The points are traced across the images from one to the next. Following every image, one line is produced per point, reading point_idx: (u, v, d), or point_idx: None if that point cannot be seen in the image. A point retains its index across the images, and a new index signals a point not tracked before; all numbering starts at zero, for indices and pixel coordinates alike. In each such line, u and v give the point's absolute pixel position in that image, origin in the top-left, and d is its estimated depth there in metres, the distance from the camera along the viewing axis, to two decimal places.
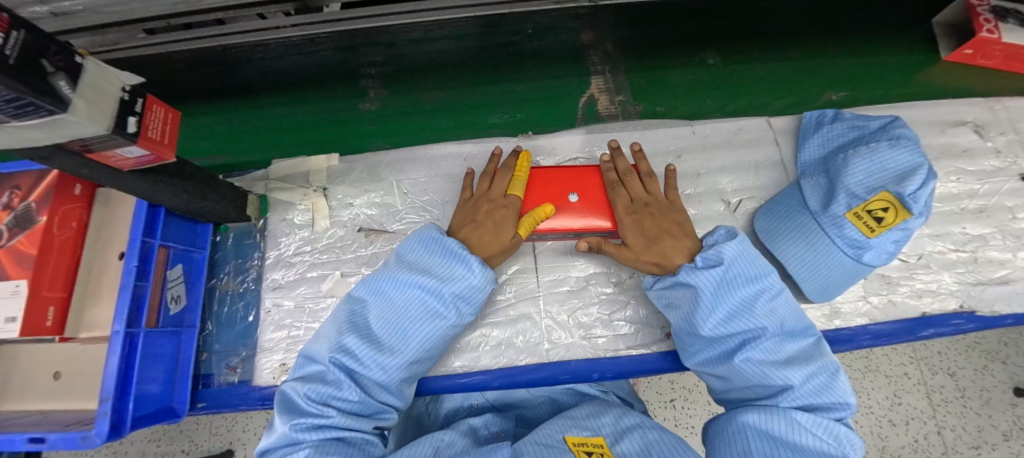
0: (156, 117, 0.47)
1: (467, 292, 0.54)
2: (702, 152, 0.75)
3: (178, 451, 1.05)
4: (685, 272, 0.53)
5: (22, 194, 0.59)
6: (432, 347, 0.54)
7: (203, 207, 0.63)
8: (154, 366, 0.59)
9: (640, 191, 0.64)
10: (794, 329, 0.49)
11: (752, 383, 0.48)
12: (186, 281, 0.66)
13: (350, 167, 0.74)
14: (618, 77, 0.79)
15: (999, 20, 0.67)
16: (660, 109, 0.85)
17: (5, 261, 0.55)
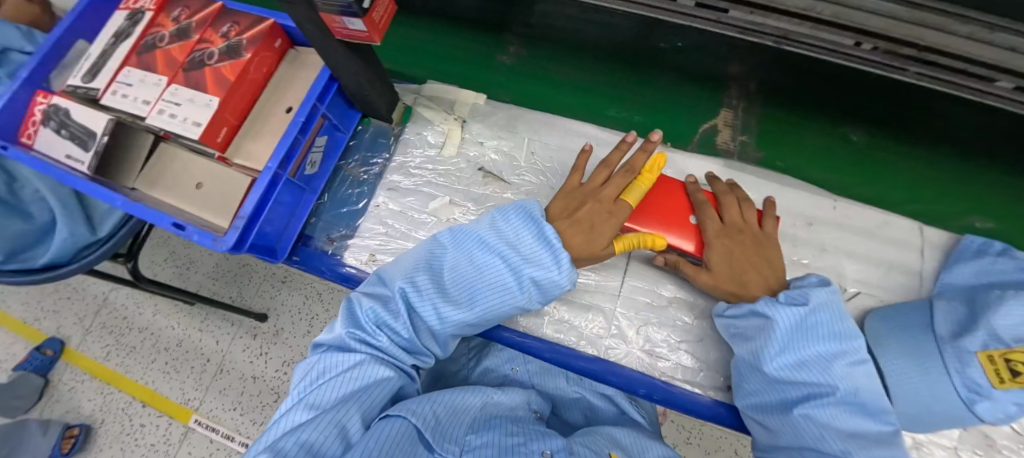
0: (382, 3, 0.52)
1: (547, 281, 0.54)
2: (835, 228, 0.71)
3: (226, 296, 1.17)
4: (765, 303, 0.51)
5: (239, 30, 0.69)
6: (491, 316, 0.56)
7: (367, 94, 0.69)
8: (278, 210, 0.66)
9: (731, 216, 0.59)
10: (869, 405, 0.45)
11: (805, 444, 0.44)
12: (325, 153, 0.73)
13: (491, 111, 0.79)
14: (748, 117, 0.85)
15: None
16: (780, 165, 0.82)
17: (210, 78, 0.66)
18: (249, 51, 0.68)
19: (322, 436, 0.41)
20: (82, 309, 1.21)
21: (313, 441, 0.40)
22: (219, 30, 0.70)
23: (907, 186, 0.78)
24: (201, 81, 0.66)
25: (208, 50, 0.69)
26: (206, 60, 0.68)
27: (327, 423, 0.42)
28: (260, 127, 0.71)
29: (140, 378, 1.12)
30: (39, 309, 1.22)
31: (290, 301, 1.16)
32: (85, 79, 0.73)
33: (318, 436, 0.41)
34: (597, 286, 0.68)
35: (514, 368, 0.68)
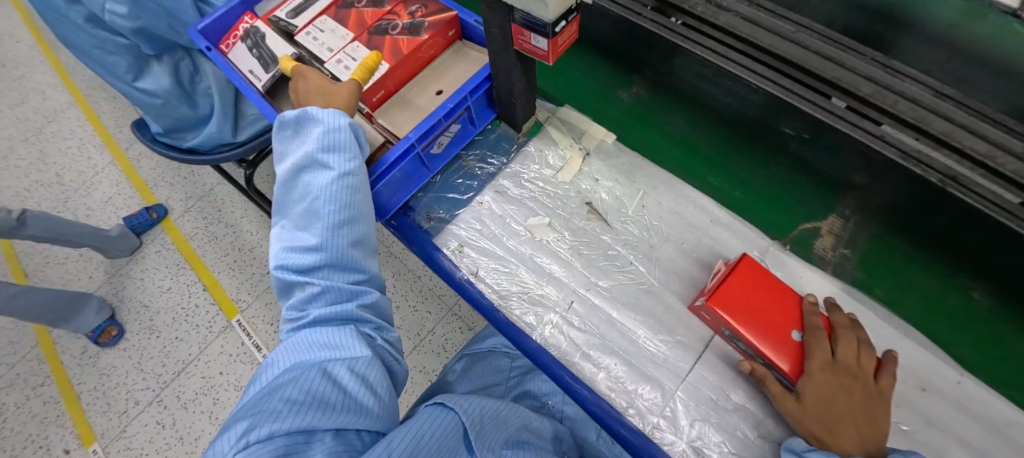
0: (569, 31, 0.54)
1: (330, 136, 0.54)
2: (950, 404, 0.62)
3: None
4: None
5: (426, 12, 0.76)
6: (346, 204, 0.51)
7: (511, 101, 0.73)
8: (400, 178, 0.71)
9: (845, 356, 0.54)
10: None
11: None
12: (454, 140, 0.77)
13: (616, 153, 0.81)
14: (858, 233, 0.73)
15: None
16: (875, 292, 0.72)
17: (389, 46, 0.74)
18: (427, 33, 0.75)
19: (320, 385, 0.37)
20: (191, 189, 1.37)
21: (313, 389, 0.36)
22: (408, 8, 0.78)
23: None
24: (379, 46, 0.74)
25: (394, 22, 0.76)
26: (390, 30, 0.75)
27: (319, 377, 0.38)
28: (409, 99, 0.78)
29: (213, 267, 1.25)
30: (159, 177, 1.39)
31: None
32: (289, 14, 0.84)
33: (315, 386, 0.36)
34: (664, 360, 0.65)
35: (551, 402, 0.69)
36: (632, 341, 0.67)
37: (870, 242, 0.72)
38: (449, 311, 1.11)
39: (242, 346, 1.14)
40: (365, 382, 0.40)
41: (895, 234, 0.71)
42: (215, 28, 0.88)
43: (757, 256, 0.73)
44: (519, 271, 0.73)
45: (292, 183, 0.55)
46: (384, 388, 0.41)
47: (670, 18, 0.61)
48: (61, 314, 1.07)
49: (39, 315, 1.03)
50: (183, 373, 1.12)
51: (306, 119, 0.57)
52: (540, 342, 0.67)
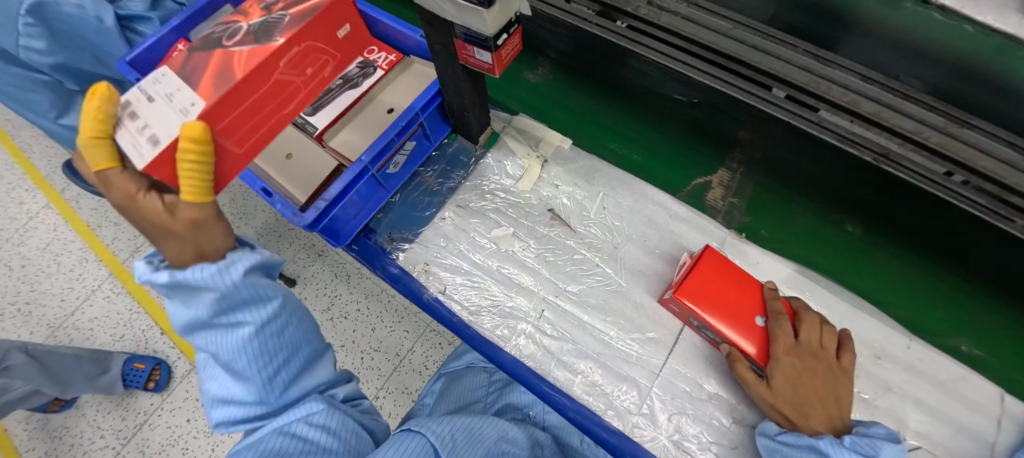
0: (512, 43, 0.55)
1: (229, 300, 0.35)
2: (903, 369, 0.66)
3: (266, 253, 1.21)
4: (828, 442, 0.48)
5: (285, 4, 0.53)
6: (275, 349, 0.38)
7: (465, 115, 0.73)
8: (356, 201, 0.70)
9: (806, 335, 0.56)
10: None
11: None
12: (410, 157, 0.76)
13: (574, 158, 0.82)
14: (745, 182, 0.76)
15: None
16: (763, 234, 0.76)
17: (212, 69, 0.45)
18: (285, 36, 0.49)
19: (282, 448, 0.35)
20: (137, 228, 1.28)
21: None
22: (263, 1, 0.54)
23: (892, 294, 0.70)
24: (200, 68, 0.45)
25: (236, 26, 0.51)
26: (223, 41, 0.48)
27: (277, 435, 0.36)
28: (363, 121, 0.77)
29: None
30: (101, 218, 1.30)
31: (315, 269, 1.17)
32: None
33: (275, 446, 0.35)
34: (638, 358, 0.66)
35: (532, 413, 0.67)
36: (606, 344, 0.67)
37: (754, 190, 0.76)
38: (426, 329, 1.09)
39: (206, 390, 1.08)
40: (327, 427, 0.38)
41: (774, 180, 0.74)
42: (146, 58, 0.83)
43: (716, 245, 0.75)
44: (488, 284, 0.72)
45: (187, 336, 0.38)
46: (348, 426, 0.40)
47: (615, 23, 0.62)
48: (67, 382, 0.96)
49: (38, 381, 0.91)
50: (143, 426, 1.05)
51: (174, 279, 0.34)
52: (515, 355, 0.67)
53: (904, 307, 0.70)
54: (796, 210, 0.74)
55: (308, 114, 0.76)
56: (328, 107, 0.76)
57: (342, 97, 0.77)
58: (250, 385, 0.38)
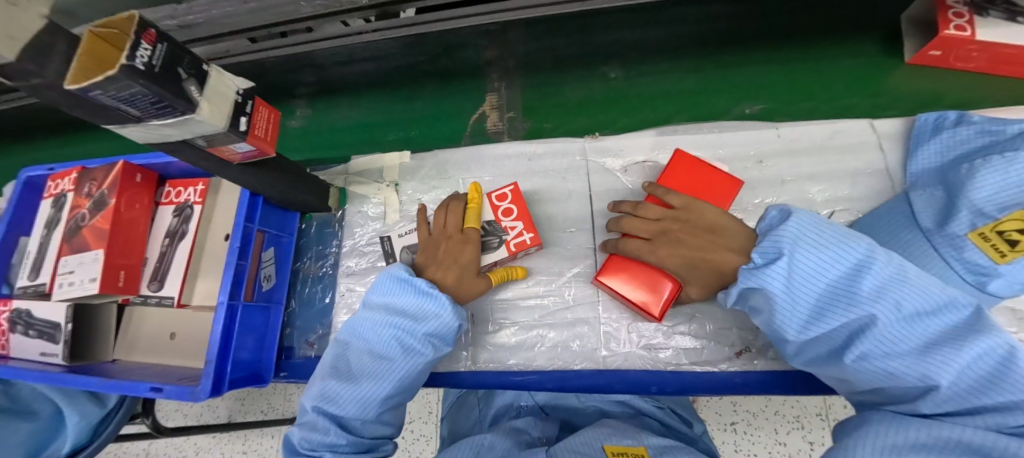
0: (262, 117, 0.53)
1: (434, 331, 0.55)
2: (789, 156, 0.71)
3: (258, 411, 1.07)
4: (744, 276, 0.48)
5: None
6: (411, 376, 0.54)
7: (295, 196, 0.71)
8: (247, 336, 0.67)
9: (658, 211, 0.59)
10: (923, 310, 0.41)
11: (880, 385, 0.42)
12: (277, 262, 0.75)
13: (419, 165, 0.82)
14: (511, 93, 0.89)
15: (974, 13, 0.66)
16: (549, 126, 0.86)
17: None
18: None
19: None
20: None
21: None
22: None
23: (664, 99, 0.83)
24: None
25: None
26: None
27: None
28: (211, 264, 0.73)
29: None
30: None
31: (279, 405, 1.06)
32: (32, 275, 0.74)
33: None
34: (575, 300, 0.69)
35: (523, 403, 0.67)
36: (541, 309, 0.70)
37: (523, 95, 0.89)
38: None
39: None
40: None
41: (535, 75, 0.88)
42: None
43: (580, 160, 0.77)
44: None
45: (375, 326, 0.55)
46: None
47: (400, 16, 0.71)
48: None
49: None
50: None
51: (422, 296, 0.55)
52: (474, 369, 0.68)
53: (680, 108, 0.82)
54: (564, 83, 0.87)
55: (157, 290, 0.71)
56: (172, 273, 0.72)
57: (179, 254, 0.72)
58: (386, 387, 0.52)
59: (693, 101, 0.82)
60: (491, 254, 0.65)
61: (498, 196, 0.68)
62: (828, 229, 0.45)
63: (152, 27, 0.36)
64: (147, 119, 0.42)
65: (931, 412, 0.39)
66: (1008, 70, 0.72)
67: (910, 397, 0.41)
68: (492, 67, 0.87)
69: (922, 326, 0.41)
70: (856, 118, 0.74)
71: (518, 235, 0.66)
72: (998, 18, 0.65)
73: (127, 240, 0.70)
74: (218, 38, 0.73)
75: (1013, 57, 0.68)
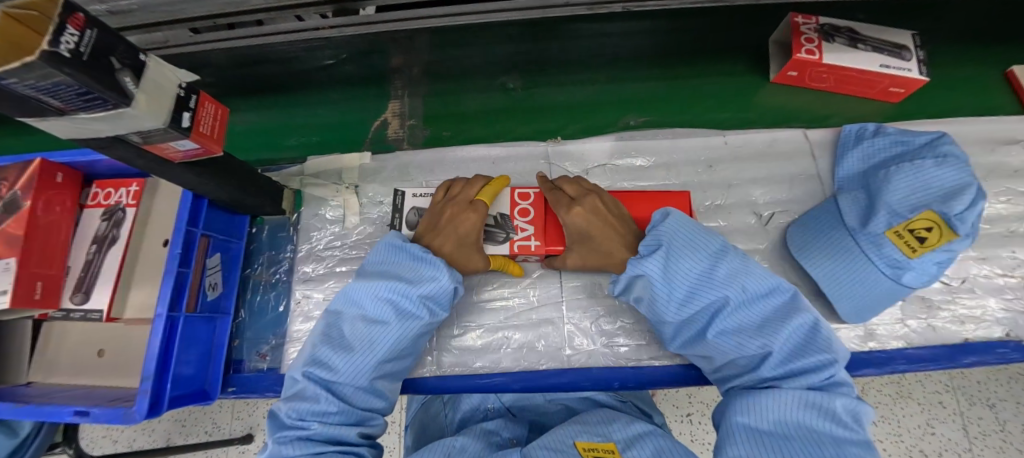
0: (207, 113, 0.50)
1: (430, 296, 0.55)
2: (734, 162, 0.76)
3: (201, 433, 0.98)
4: (632, 265, 0.54)
5: None
6: (405, 343, 0.54)
7: (244, 199, 0.67)
8: (190, 349, 0.62)
9: (580, 189, 0.63)
10: (758, 292, 0.50)
11: (732, 357, 0.49)
12: (223, 269, 0.70)
13: (381, 166, 0.81)
14: (413, 101, 0.89)
15: (823, 39, 0.75)
16: (447, 134, 0.87)
17: None
18: None
19: None
20: None
21: None
22: None
23: (559, 110, 0.86)
24: None
25: None
26: None
27: None
28: (147, 272, 0.68)
29: None
30: None
31: (225, 424, 0.99)
32: None
33: None
34: (540, 301, 0.70)
35: (490, 405, 0.67)
36: (506, 311, 0.70)
37: (423, 104, 0.89)
38: None
39: None
40: None
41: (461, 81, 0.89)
42: None
43: (544, 163, 0.79)
44: None
45: (371, 291, 0.54)
46: None
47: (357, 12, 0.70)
48: None
49: None
50: None
51: (422, 261, 0.56)
52: (438, 373, 0.67)
53: (571, 120, 0.85)
54: (463, 91, 0.89)
55: (81, 303, 0.64)
56: (100, 282, 0.65)
57: (108, 263, 0.66)
58: (380, 351, 0.52)
59: (585, 113, 0.85)
60: (494, 247, 0.64)
61: (520, 195, 0.67)
62: (695, 226, 0.54)
63: (80, 10, 0.33)
64: (73, 112, 0.38)
65: (770, 375, 0.46)
66: (860, 92, 0.81)
67: (754, 366, 0.48)
68: (395, 75, 0.89)
69: (759, 307, 0.49)
70: (792, 127, 0.80)
71: (525, 238, 0.64)
72: (841, 44, 0.75)
73: (43, 247, 0.62)
74: (153, 26, 0.68)
75: (856, 78, 0.77)
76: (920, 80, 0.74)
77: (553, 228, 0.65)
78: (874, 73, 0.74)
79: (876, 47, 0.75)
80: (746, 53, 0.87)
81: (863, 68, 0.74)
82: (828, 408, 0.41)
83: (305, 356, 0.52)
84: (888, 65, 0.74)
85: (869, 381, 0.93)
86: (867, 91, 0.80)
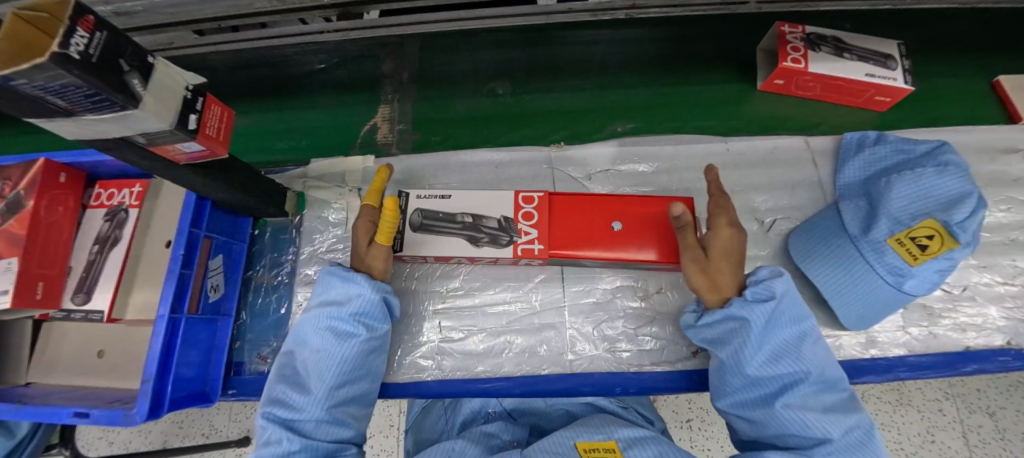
0: (214, 115, 0.50)
1: (363, 312, 0.56)
2: (736, 169, 0.77)
3: (198, 435, 0.98)
4: (740, 304, 0.52)
5: None
6: (355, 364, 0.55)
7: (247, 201, 0.67)
8: (191, 351, 0.62)
9: (723, 204, 0.59)
10: (827, 380, 0.50)
11: (788, 433, 0.48)
12: (226, 271, 0.70)
13: (384, 169, 0.81)
14: (403, 107, 0.88)
15: (808, 48, 0.75)
16: (437, 139, 0.85)
17: None
18: None
19: None
20: None
21: None
22: None
23: (546, 116, 0.86)
24: None
25: None
26: None
27: None
28: (150, 273, 0.67)
29: None
30: None
31: (222, 426, 0.98)
32: None
33: None
34: (542, 305, 0.70)
35: (491, 410, 0.67)
36: (508, 315, 0.70)
37: (413, 109, 0.88)
38: None
39: None
40: None
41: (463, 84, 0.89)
42: None
43: (547, 168, 0.79)
44: None
45: (314, 326, 0.56)
46: None
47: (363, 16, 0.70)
48: None
49: None
50: None
51: (345, 282, 0.57)
52: (440, 377, 0.67)
53: (557, 126, 0.85)
54: (452, 97, 0.88)
55: (82, 304, 0.64)
56: (102, 283, 0.65)
57: (110, 263, 0.65)
58: (331, 381, 0.52)
59: (574, 119, 0.85)
60: (498, 250, 0.65)
61: (525, 198, 0.66)
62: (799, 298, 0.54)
63: (91, 13, 0.33)
64: (81, 113, 0.38)
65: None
66: (845, 101, 0.82)
67: (803, 446, 0.47)
68: (387, 80, 0.90)
69: (825, 394, 0.49)
70: (793, 134, 0.81)
71: (529, 241, 0.65)
72: (827, 53, 0.75)
73: (45, 247, 0.62)
74: (158, 27, 0.68)
75: (843, 87, 0.77)
76: (906, 89, 0.74)
77: (559, 232, 0.65)
78: (861, 83, 0.75)
79: (862, 56, 0.75)
80: (745, 59, 0.87)
81: (849, 77, 0.74)
82: None
83: (268, 400, 0.53)
84: (874, 74, 0.74)
85: (869, 388, 0.92)
86: (854, 100, 0.80)
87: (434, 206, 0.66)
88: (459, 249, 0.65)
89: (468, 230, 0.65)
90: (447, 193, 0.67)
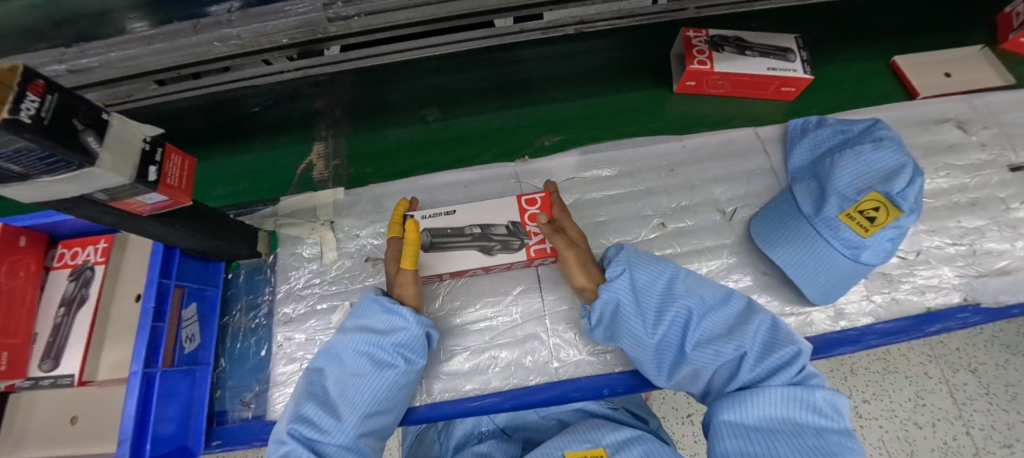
0: (174, 164, 0.51)
1: (405, 343, 0.58)
2: (693, 164, 0.81)
3: None
4: (606, 290, 0.58)
5: None
6: (387, 395, 0.56)
7: (217, 245, 0.67)
8: (170, 406, 0.60)
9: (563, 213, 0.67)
10: (714, 302, 0.55)
11: (712, 367, 0.51)
12: (200, 319, 0.69)
13: (355, 200, 0.81)
14: (338, 141, 0.89)
15: (712, 50, 0.81)
16: (372, 171, 0.87)
17: None
18: None
19: None
20: None
21: None
22: None
23: (493, 134, 0.88)
24: None
25: None
26: None
27: None
28: (121, 329, 0.66)
29: None
30: None
31: None
32: None
33: None
34: (524, 317, 0.71)
35: (484, 429, 0.67)
36: (490, 331, 0.71)
37: (348, 142, 0.90)
38: None
39: None
40: None
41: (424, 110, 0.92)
42: None
43: (514, 182, 0.81)
44: None
45: (349, 348, 0.57)
46: None
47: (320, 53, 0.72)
48: None
49: None
50: None
51: (393, 313, 0.59)
52: (430, 401, 0.66)
53: (487, 146, 0.87)
54: (386, 127, 0.90)
55: (50, 369, 0.62)
56: (70, 345, 0.63)
57: (79, 325, 0.64)
58: (361, 407, 0.53)
59: (502, 137, 0.88)
60: (511, 255, 0.67)
61: (528, 201, 0.68)
62: (650, 256, 0.61)
63: (40, 77, 0.34)
64: (35, 175, 0.38)
65: (749, 376, 0.49)
66: (757, 95, 0.87)
67: (734, 371, 0.50)
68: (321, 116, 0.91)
69: (718, 315, 0.54)
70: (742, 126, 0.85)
71: (539, 242, 0.67)
72: (731, 53, 0.81)
73: (7, 316, 0.60)
74: (113, 83, 0.68)
75: (750, 82, 0.83)
76: (807, 78, 0.80)
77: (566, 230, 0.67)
78: (765, 76, 0.80)
79: (764, 52, 0.81)
80: None
81: (753, 72, 0.80)
82: (808, 401, 0.45)
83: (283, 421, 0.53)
84: (775, 67, 0.80)
85: (855, 359, 0.95)
86: (763, 93, 0.86)
87: (440, 224, 0.67)
88: (474, 260, 0.66)
89: (479, 241, 0.66)
90: (452, 209, 0.68)
